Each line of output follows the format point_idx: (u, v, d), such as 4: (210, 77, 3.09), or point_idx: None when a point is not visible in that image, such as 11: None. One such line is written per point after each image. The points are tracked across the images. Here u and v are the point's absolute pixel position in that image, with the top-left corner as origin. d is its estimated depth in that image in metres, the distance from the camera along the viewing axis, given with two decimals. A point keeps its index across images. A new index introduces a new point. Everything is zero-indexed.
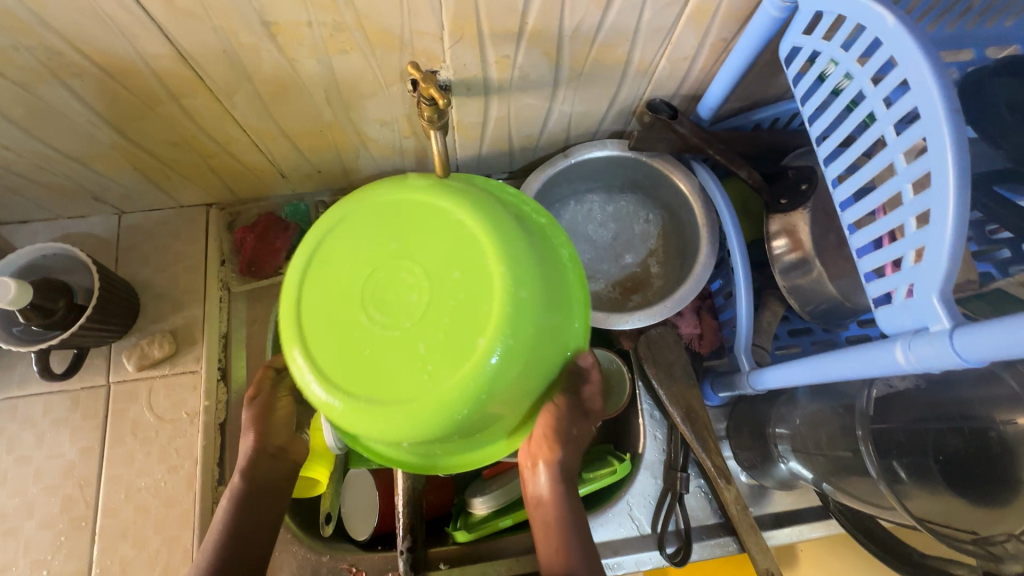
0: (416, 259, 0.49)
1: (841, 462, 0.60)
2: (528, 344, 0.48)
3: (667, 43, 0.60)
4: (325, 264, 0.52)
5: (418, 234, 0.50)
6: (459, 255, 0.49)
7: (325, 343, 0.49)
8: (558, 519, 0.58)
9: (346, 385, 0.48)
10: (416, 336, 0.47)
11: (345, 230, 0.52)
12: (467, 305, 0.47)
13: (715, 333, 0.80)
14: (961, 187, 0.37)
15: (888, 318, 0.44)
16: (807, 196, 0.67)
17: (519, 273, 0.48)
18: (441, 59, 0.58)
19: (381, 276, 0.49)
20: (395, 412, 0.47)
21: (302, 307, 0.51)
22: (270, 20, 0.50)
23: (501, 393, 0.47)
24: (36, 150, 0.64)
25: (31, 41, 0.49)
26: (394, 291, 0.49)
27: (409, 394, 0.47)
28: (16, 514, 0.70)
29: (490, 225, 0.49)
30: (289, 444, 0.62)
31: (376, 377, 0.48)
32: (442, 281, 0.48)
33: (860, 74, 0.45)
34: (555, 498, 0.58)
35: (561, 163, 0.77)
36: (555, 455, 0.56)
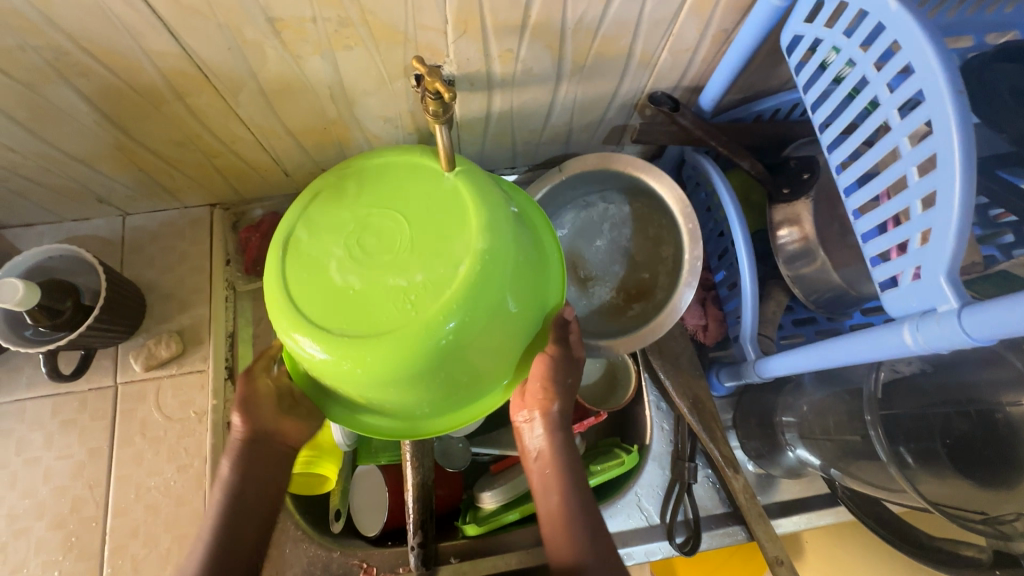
0: (401, 214, 0.52)
1: (849, 446, 0.60)
2: (497, 300, 0.50)
3: (669, 35, 0.61)
4: (309, 222, 0.54)
5: (408, 192, 0.54)
6: (443, 212, 0.52)
7: (311, 291, 0.51)
8: (555, 472, 0.57)
9: (319, 319, 0.50)
10: (392, 281, 0.50)
11: (340, 182, 0.56)
12: (444, 252, 0.50)
13: (720, 323, 0.79)
14: (967, 167, 0.38)
15: (896, 301, 0.44)
16: (809, 185, 0.67)
17: (497, 232, 0.50)
18: (445, 54, 0.58)
19: (367, 225, 0.52)
20: (363, 350, 0.48)
21: (290, 245, 0.53)
22: (275, 16, 0.50)
23: (468, 342, 0.49)
24: (41, 152, 0.64)
25: (38, 40, 0.49)
26: (379, 235, 0.51)
27: (393, 322, 0.48)
28: (27, 516, 0.70)
29: (478, 190, 0.52)
30: (276, 427, 0.60)
31: (348, 314, 0.50)
32: (424, 233, 0.51)
33: (863, 59, 0.46)
34: (554, 450, 0.58)
35: (556, 177, 0.73)
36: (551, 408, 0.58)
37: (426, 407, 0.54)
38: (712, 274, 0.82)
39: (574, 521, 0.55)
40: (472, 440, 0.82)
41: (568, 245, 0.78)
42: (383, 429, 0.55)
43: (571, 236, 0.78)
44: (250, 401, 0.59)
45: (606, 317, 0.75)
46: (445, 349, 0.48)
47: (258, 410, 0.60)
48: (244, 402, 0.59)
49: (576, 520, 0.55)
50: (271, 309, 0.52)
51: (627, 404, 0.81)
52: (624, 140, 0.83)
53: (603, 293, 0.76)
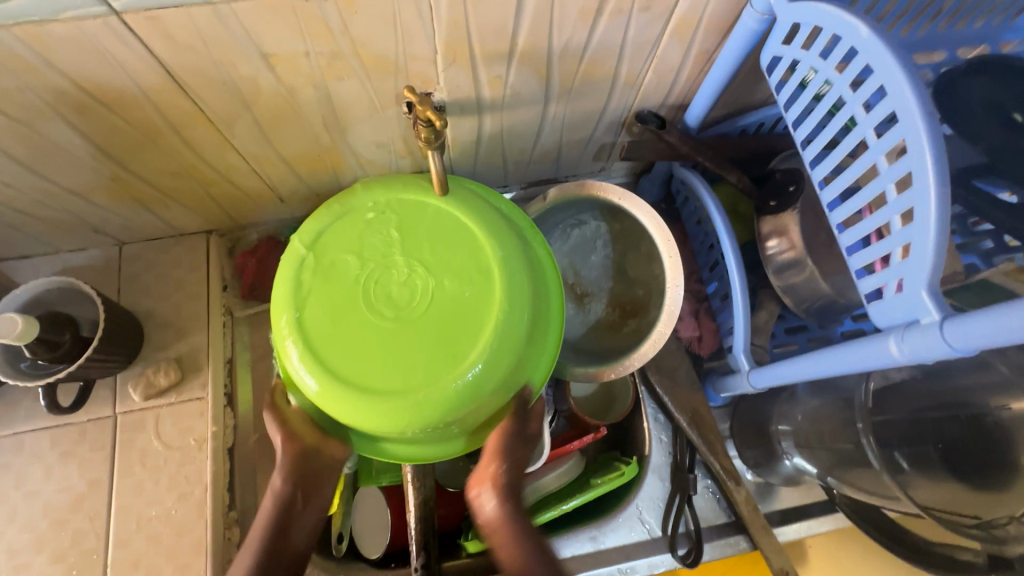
0: (416, 258, 0.54)
1: (844, 454, 0.61)
2: (516, 337, 0.53)
3: (653, 57, 0.63)
4: (314, 278, 0.54)
5: (417, 233, 0.55)
6: (457, 254, 0.54)
7: (336, 349, 0.52)
8: (512, 540, 0.55)
9: (346, 372, 0.52)
10: (415, 328, 0.52)
11: (345, 224, 0.56)
12: (463, 298, 0.52)
13: (714, 334, 0.80)
14: (942, 184, 0.39)
15: (881, 312, 0.45)
16: (795, 198, 0.68)
17: (512, 272, 0.54)
18: (435, 82, 0.60)
19: (382, 271, 0.54)
20: (394, 400, 0.51)
21: (303, 294, 0.54)
22: (269, 51, 0.51)
23: (493, 381, 0.52)
24: (37, 186, 0.65)
25: (36, 81, 0.50)
26: (395, 281, 0.53)
27: (429, 365, 0.51)
28: (27, 550, 0.70)
29: (487, 230, 0.55)
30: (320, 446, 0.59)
31: (376, 365, 0.52)
32: (442, 277, 0.53)
33: (839, 81, 0.47)
34: (507, 523, 0.56)
35: (538, 205, 0.75)
36: (498, 474, 0.56)
37: (446, 438, 0.56)
38: (704, 286, 0.83)
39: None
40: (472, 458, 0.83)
41: (564, 262, 0.79)
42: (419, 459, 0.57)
43: (565, 254, 0.79)
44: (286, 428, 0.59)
45: (602, 334, 0.76)
46: (472, 391, 0.51)
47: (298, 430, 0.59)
48: (283, 427, 0.59)
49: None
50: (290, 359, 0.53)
51: (626, 417, 0.81)
52: (613, 156, 0.85)
53: (598, 310, 0.77)
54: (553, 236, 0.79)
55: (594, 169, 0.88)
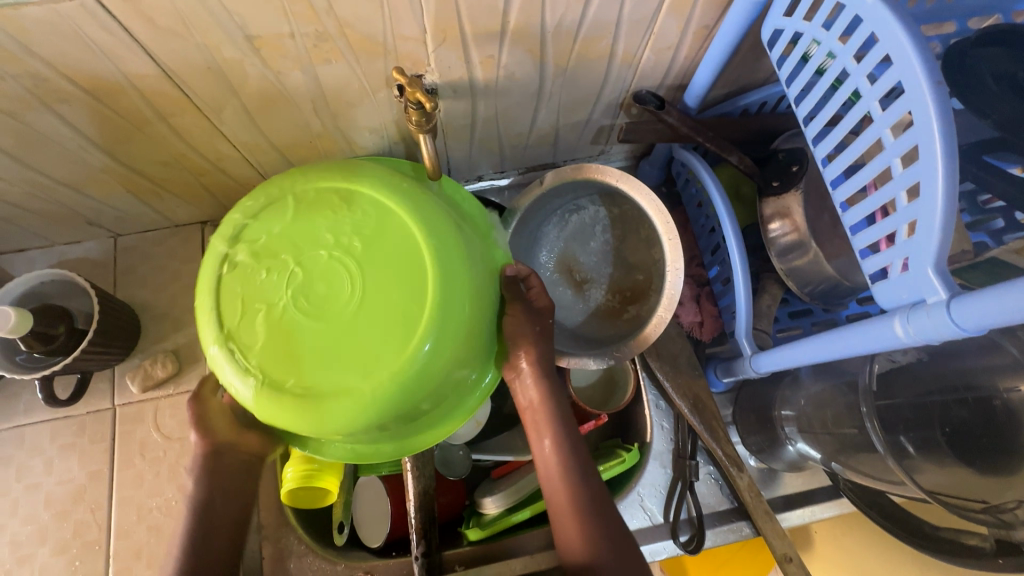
0: (337, 247, 0.50)
1: (848, 439, 0.60)
2: (460, 305, 0.51)
3: (650, 34, 0.61)
4: (232, 298, 0.50)
5: (328, 221, 0.51)
6: (378, 232, 0.51)
7: (274, 361, 0.49)
8: (550, 420, 0.60)
9: (291, 384, 0.49)
10: (350, 321, 0.49)
11: (249, 235, 0.52)
12: (396, 280, 0.49)
13: (715, 319, 0.79)
14: (949, 157, 0.38)
15: (886, 292, 0.44)
16: (798, 177, 0.67)
17: (438, 236, 0.51)
18: (425, 63, 0.58)
19: (303, 269, 0.50)
20: (348, 400, 0.48)
21: (224, 320, 0.50)
22: (253, 34, 0.50)
23: (445, 356, 0.50)
24: (28, 179, 0.64)
25: (17, 69, 0.49)
26: (320, 275, 0.50)
27: (373, 358, 0.49)
28: (30, 542, 0.70)
29: (402, 200, 0.52)
30: (238, 439, 0.59)
31: (320, 369, 0.49)
32: (371, 262, 0.50)
33: (842, 52, 0.46)
34: (548, 407, 0.60)
35: (536, 190, 0.73)
36: (535, 355, 0.59)
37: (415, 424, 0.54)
38: (706, 270, 0.82)
39: (578, 484, 0.57)
40: (472, 447, 0.82)
41: (562, 248, 0.77)
42: (395, 453, 0.56)
43: (564, 240, 0.78)
44: (204, 418, 0.58)
45: (602, 320, 0.75)
46: (426, 371, 0.50)
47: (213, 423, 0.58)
48: (198, 420, 0.58)
49: (584, 506, 0.56)
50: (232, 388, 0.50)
51: (627, 405, 0.80)
52: (611, 140, 0.83)
53: (598, 296, 0.76)
54: (550, 222, 0.78)
55: (592, 153, 0.86)
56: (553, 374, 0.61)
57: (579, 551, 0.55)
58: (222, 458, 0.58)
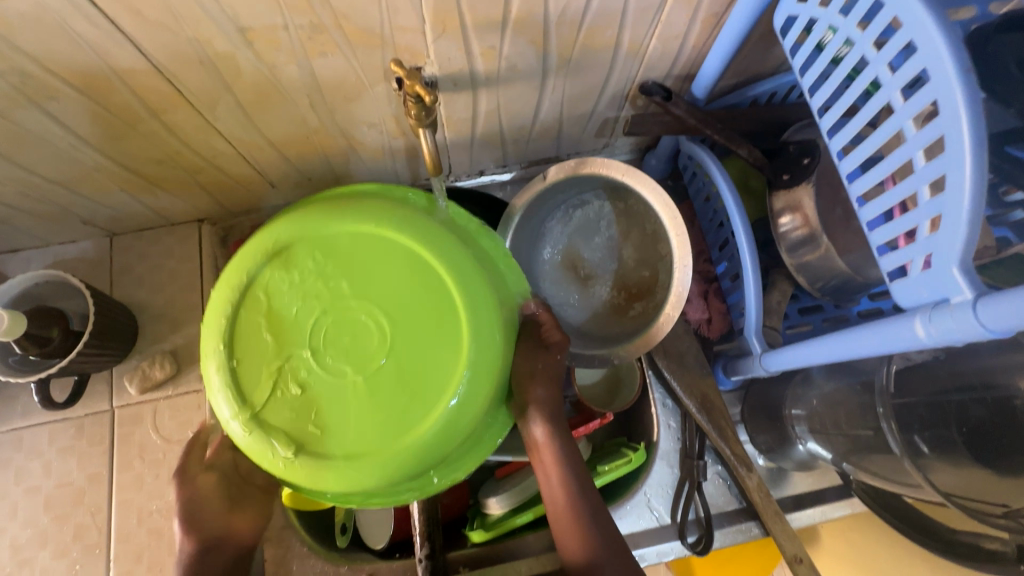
0: (359, 295, 0.50)
1: (862, 440, 0.59)
2: (487, 320, 0.51)
3: (657, 23, 0.59)
4: (250, 369, 0.50)
5: (339, 272, 0.51)
6: (395, 273, 0.51)
7: (308, 423, 0.49)
8: (556, 458, 0.57)
9: (343, 447, 0.49)
10: (382, 371, 0.49)
11: (254, 309, 0.50)
12: (425, 328, 0.50)
13: (723, 315, 0.77)
14: (977, 148, 0.36)
15: (906, 291, 0.42)
16: (810, 171, 0.65)
17: (452, 264, 0.51)
18: (425, 55, 0.56)
19: (327, 323, 0.50)
20: (405, 448, 0.49)
21: (254, 400, 0.49)
22: (245, 26, 0.48)
23: (486, 373, 0.51)
24: (20, 178, 0.63)
25: (3, 66, 0.47)
26: (342, 329, 0.50)
27: (411, 404, 0.49)
28: (30, 545, 0.69)
29: (403, 231, 0.51)
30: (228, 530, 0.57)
31: (369, 426, 0.49)
32: (396, 309, 0.50)
33: (861, 39, 0.43)
34: (552, 445, 0.57)
35: (540, 186, 0.70)
36: (539, 395, 0.56)
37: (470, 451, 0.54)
38: (714, 266, 0.80)
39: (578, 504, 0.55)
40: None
41: (567, 244, 0.76)
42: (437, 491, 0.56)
43: (569, 235, 0.76)
44: (192, 506, 0.56)
45: (607, 316, 0.74)
46: (474, 393, 0.50)
47: (203, 515, 0.56)
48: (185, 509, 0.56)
49: (585, 520, 0.54)
50: (261, 459, 0.49)
51: (634, 403, 0.79)
52: (617, 133, 0.81)
53: (603, 292, 0.75)
54: (555, 216, 0.76)
55: (597, 146, 0.84)
56: (560, 414, 0.58)
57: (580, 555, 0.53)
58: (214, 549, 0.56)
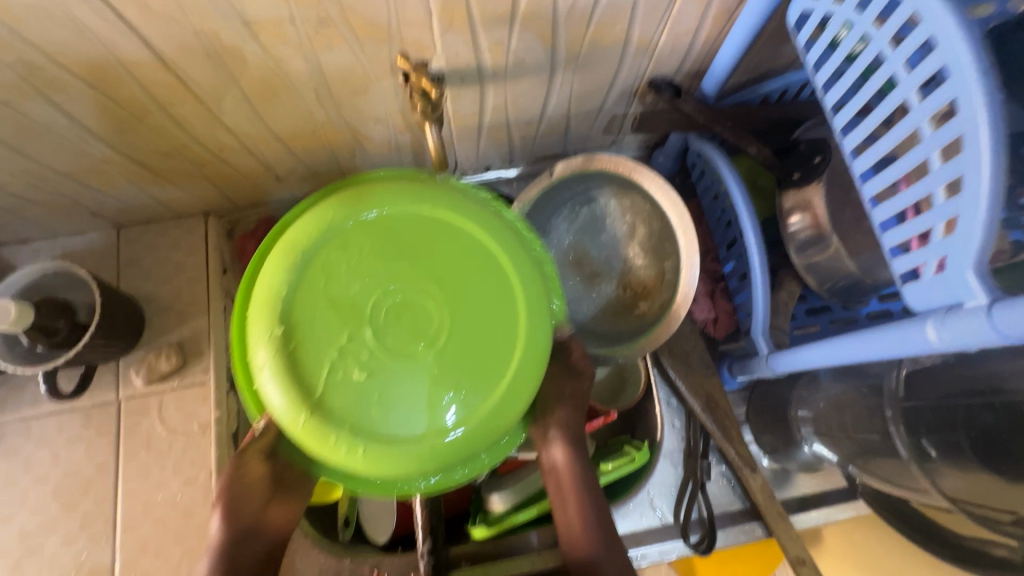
0: (421, 276, 0.49)
1: (869, 444, 0.58)
2: (545, 302, 0.51)
3: (668, 17, 0.58)
4: (307, 355, 0.47)
5: (399, 254, 0.49)
6: (456, 253, 0.50)
7: (372, 409, 0.47)
8: (573, 485, 0.56)
9: (409, 431, 0.47)
10: (447, 351, 0.48)
11: (309, 290, 0.48)
12: (488, 308, 0.50)
13: (730, 316, 0.77)
14: (996, 150, 0.35)
15: (917, 294, 0.42)
16: (821, 169, 0.64)
17: (512, 244, 0.51)
18: (432, 49, 0.56)
19: (388, 305, 0.48)
20: (469, 430, 0.48)
21: (311, 385, 0.46)
22: (251, 18, 0.48)
23: (545, 354, 0.50)
24: (27, 170, 0.63)
25: (9, 56, 0.47)
26: (405, 309, 0.48)
27: (477, 383, 0.48)
28: (39, 533, 0.70)
29: (465, 212, 0.50)
30: (262, 520, 0.53)
31: (435, 410, 0.47)
32: (459, 291, 0.49)
33: (878, 36, 0.42)
34: (574, 472, 0.56)
35: (546, 181, 0.71)
36: (562, 417, 0.56)
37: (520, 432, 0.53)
38: (721, 265, 0.80)
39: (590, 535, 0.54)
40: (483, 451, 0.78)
41: (574, 241, 0.75)
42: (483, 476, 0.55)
43: (575, 235, 0.75)
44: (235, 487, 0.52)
45: (613, 314, 0.73)
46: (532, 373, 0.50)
47: (245, 501, 0.52)
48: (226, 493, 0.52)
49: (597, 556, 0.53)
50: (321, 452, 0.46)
51: (637, 402, 0.78)
52: (625, 129, 0.80)
53: (610, 292, 0.74)
54: (561, 213, 0.74)
55: (605, 142, 0.83)
56: (581, 437, 0.57)
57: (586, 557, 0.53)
58: (245, 539, 0.52)
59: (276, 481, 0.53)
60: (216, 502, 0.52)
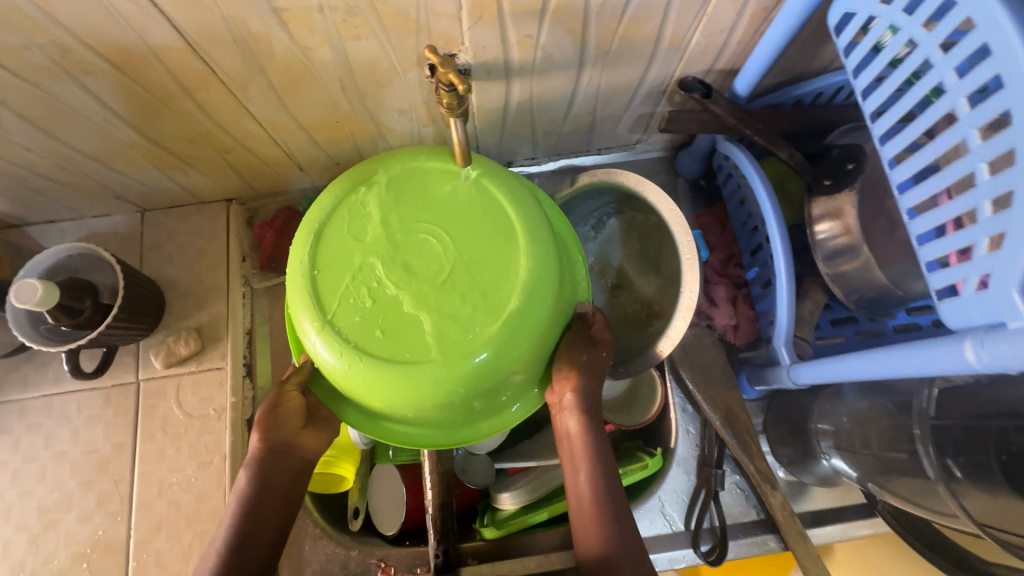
0: (434, 217, 0.51)
1: (894, 462, 0.57)
2: (551, 253, 0.51)
3: (702, 15, 0.56)
4: (327, 281, 0.50)
5: (413, 197, 0.52)
6: (465, 199, 0.52)
7: (376, 328, 0.48)
8: (587, 457, 0.54)
9: (410, 353, 0.47)
10: (449, 280, 0.49)
11: (337, 225, 0.52)
12: (490, 242, 0.50)
13: (752, 322, 0.75)
14: None
15: (955, 311, 0.40)
16: (853, 176, 0.62)
17: (515, 189, 0.53)
18: (459, 42, 0.55)
19: (399, 239, 0.51)
20: (461, 361, 0.47)
21: (326, 305, 0.49)
22: (280, 6, 0.48)
23: (544, 302, 0.49)
24: (56, 151, 0.64)
25: (42, 38, 0.48)
26: (413, 242, 0.50)
27: (475, 312, 0.48)
28: (56, 508, 0.71)
29: (482, 169, 0.53)
30: (296, 442, 0.57)
31: (432, 334, 0.48)
32: (464, 227, 0.51)
33: (925, 41, 0.40)
34: (587, 439, 0.54)
35: (565, 190, 0.70)
36: (578, 385, 0.53)
37: (525, 377, 0.52)
38: (744, 271, 0.78)
39: (603, 509, 0.52)
40: (495, 454, 0.79)
41: (596, 252, 0.75)
42: (494, 431, 0.54)
43: (599, 245, 0.75)
44: (273, 415, 0.55)
45: (626, 328, 0.71)
46: (531, 320, 0.49)
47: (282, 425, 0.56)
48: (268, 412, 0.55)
49: (611, 532, 0.51)
50: (335, 368, 0.49)
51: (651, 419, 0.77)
52: (651, 129, 0.79)
53: (625, 305, 0.72)
54: (591, 220, 0.75)
55: (629, 142, 0.82)
56: (598, 408, 0.55)
57: (597, 540, 0.51)
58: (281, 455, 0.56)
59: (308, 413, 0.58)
60: (255, 423, 0.55)
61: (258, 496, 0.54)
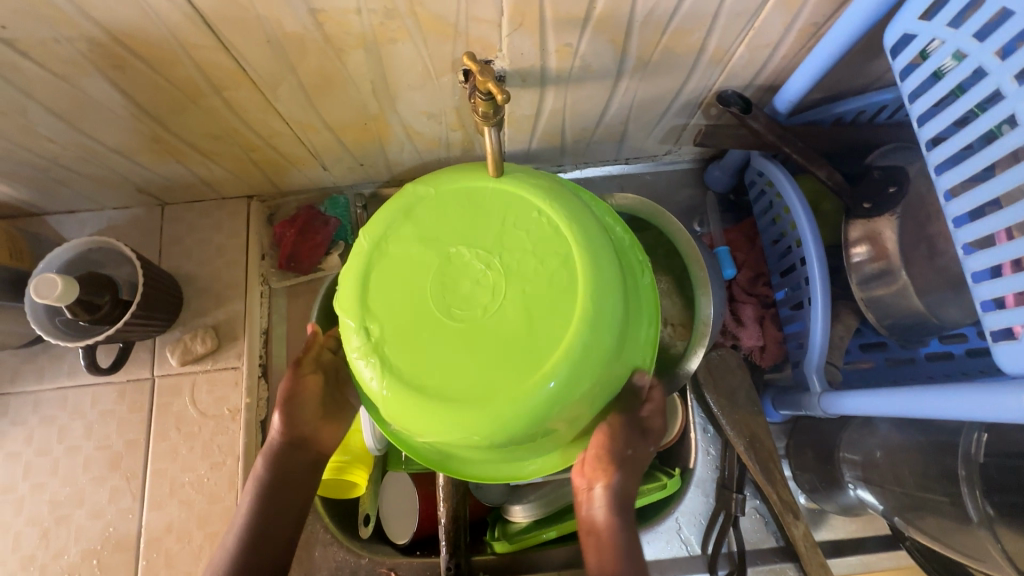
0: (490, 246, 0.48)
1: (928, 502, 0.55)
2: (614, 291, 0.47)
3: (749, 29, 0.54)
4: (376, 308, 0.48)
5: (470, 222, 0.50)
6: (524, 228, 0.49)
7: (423, 363, 0.46)
8: (614, 548, 0.54)
9: (457, 392, 0.45)
10: (501, 316, 0.46)
11: (391, 246, 0.50)
12: (548, 279, 0.46)
13: (780, 344, 0.74)
14: None
15: (1014, 356, 0.38)
16: (894, 201, 0.60)
17: (579, 219, 0.49)
18: (497, 48, 0.53)
19: (452, 269, 0.48)
20: (508, 401, 0.44)
21: (369, 319, 0.48)
22: (317, 7, 0.46)
23: (601, 343, 0.45)
24: (81, 144, 0.63)
25: (73, 32, 0.47)
26: (466, 274, 0.48)
27: (527, 353, 0.45)
28: (68, 502, 0.71)
29: (548, 196, 0.50)
30: (314, 434, 0.59)
31: (479, 374, 0.45)
32: (521, 258, 0.48)
33: (998, 69, 0.38)
34: (612, 531, 0.54)
35: None
36: (611, 480, 0.54)
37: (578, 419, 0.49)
38: (773, 291, 0.76)
39: None
40: None
41: None
42: (539, 468, 0.52)
43: None
44: (292, 404, 0.58)
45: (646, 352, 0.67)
46: (587, 361, 0.46)
47: (300, 416, 0.58)
48: (287, 398, 0.58)
49: None
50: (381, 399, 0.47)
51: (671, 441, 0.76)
52: (682, 140, 0.76)
53: None
54: None
55: (658, 152, 0.80)
56: (626, 505, 0.56)
57: None
58: (296, 449, 0.59)
59: (324, 408, 0.60)
60: (278, 410, 0.58)
61: (273, 485, 0.57)
